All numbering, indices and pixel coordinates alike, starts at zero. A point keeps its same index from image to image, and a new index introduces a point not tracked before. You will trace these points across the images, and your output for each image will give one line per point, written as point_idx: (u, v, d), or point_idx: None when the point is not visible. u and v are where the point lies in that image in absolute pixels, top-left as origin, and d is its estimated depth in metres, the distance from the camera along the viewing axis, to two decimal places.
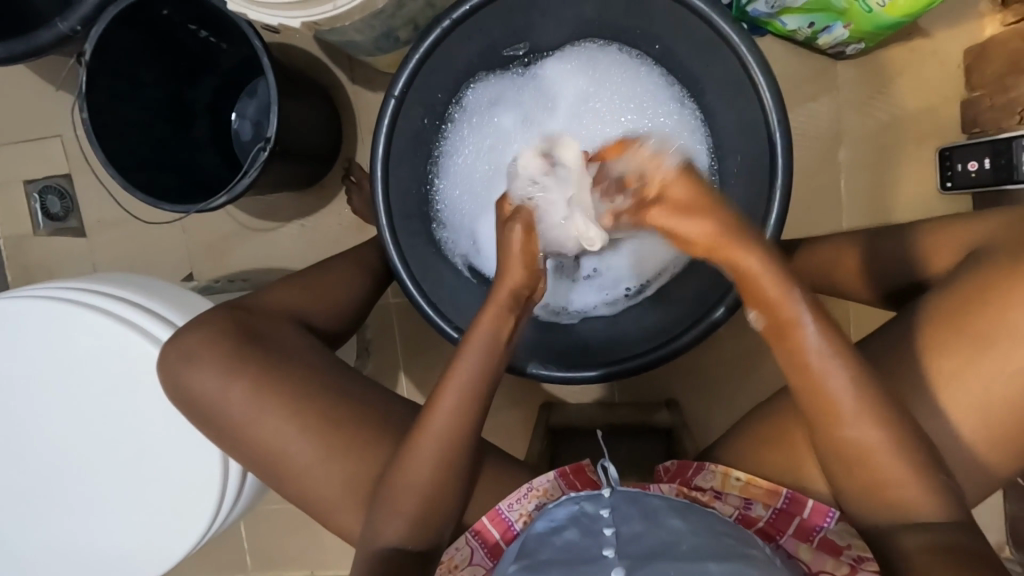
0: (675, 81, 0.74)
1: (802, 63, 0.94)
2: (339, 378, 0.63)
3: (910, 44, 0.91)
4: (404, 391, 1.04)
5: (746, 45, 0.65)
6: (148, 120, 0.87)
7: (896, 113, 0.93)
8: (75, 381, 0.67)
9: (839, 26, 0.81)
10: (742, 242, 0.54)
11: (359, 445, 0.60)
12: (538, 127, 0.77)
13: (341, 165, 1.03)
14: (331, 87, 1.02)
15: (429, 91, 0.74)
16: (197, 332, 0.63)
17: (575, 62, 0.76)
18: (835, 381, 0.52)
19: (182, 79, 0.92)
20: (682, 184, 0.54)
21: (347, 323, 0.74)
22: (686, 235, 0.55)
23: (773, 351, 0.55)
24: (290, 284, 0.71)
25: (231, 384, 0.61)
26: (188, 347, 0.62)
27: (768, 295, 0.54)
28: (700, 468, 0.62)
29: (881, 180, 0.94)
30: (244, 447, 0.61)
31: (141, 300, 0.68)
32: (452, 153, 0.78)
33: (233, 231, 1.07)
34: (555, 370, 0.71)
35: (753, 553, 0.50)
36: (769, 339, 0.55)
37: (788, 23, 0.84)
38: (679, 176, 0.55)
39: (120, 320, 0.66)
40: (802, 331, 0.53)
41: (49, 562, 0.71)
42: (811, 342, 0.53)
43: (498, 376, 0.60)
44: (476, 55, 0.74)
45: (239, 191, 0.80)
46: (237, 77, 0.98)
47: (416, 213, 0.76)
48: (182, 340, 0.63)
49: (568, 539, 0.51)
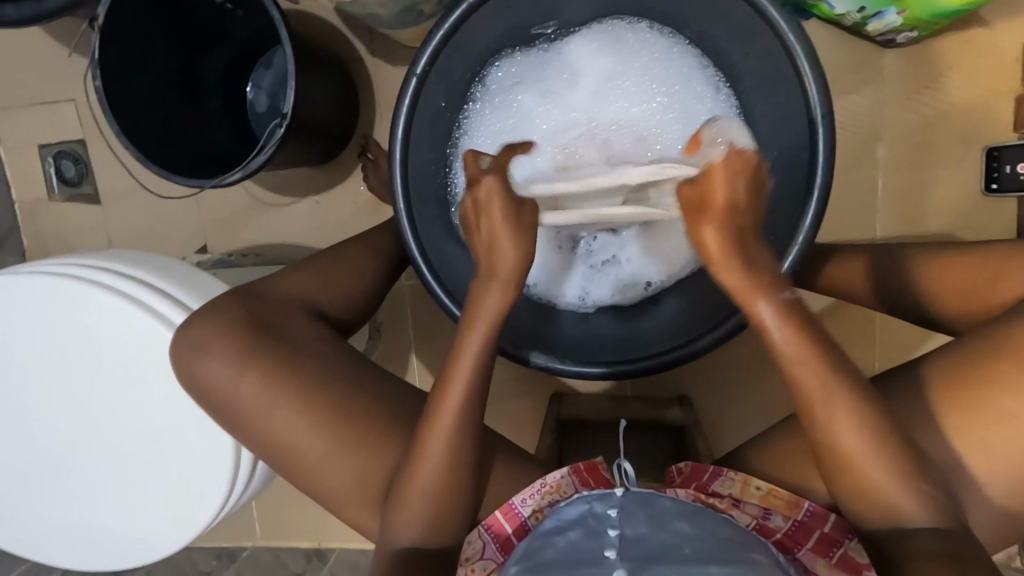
0: (709, 63, 0.71)
1: (847, 50, 0.88)
2: (353, 370, 0.62)
3: (967, 34, 0.85)
4: (415, 373, 1.04)
5: (789, 27, 0.63)
6: (161, 89, 0.84)
7: (944, 108, 0.87)
8: (90, 357, 0.67)
9: (891, 12, 0.75)
10: (732, 252, 0.52)
11: (371, 440, 0.59)
12: (563, 105, 0.75)
13: (358, 142, 1.01)
14: (351, 59, 0.99)
15: (453, 71, 0.73)
16: (208, 323, 0.62)
17: (601, 40, 0.73)
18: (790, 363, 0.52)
19: (196, 48, 0.88)
20: (722, 176, 0.53)
21: (360, 309, 0.72)
22: (698, 238, 0.53)
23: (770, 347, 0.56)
24: (302, 271, 0.70)
25: (241, 376, 0.60)
26: (199, 335, 0.61)
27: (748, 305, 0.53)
28: (718, 474, 0.61)
29: (922, 179, 0.89)
30: (256, 439, 0.61)
31: (154, 282, 0.67)
32: (471, 134, 0.76)
33: (248, 206, 1.05)
34: (570, 365, 0.71)
35: (756, 558, 0.49)
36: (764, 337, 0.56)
37: (836, 7, 0.78)
38: (720, 168, 0.53)
39: (130, 302, 0.65)
40: (758, 302, 0.52)
41: (65, 530, 0.73)
42: (763, 313, 0.52)
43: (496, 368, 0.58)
44: (503, 30, 0.73)
45: (254, 168, 0.77)
46: (253, 47, 0.95)
47: (434, 197, 0.75)
48: (192, 328, 0.62)
49: (570, 541, 0.51)
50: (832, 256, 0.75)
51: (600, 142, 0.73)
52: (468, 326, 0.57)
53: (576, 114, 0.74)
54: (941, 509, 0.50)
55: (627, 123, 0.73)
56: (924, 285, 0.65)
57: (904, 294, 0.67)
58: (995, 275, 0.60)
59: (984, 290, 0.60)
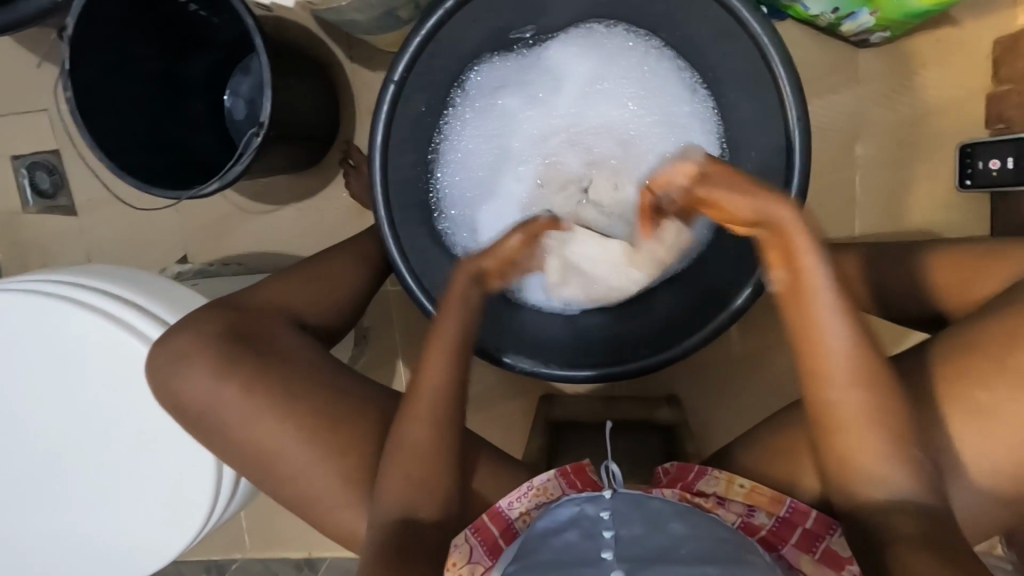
0: (685, 65, 0.71)
1: (823, 51, 0.89)
2: (337, 382, 0.62)
3: (938, 33, 0.86)
4: (403, 378, 1.04)
5: (764, 31, 0.65)
6: (135, 98, 0.82)
7: (919, 106, 0.89)
8: (68, 375, 0.66)
9: (864, 13, 0.76)
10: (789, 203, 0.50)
11: (357, 453, 0.59)
12: (543, 111, 0.75)
13: (339, 148, 1.00)
14: (330, 65, 0.98)
15: (432, 77, 0.73)
16: (187, 336, 0.61)
17: (581, 45, 0.73)
18: (825, 315, 0.51)
19: (172, 56, 0.87)
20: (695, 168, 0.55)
21: (344, 318, 0.72)
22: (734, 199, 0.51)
23: (785, 313, 0.53)
24: (283, 279, 0.69)
25: (223, 389, 0.59)
26: (179, 349, 0.61)
27: (795, 258, 0.51)
28: (703, 473, 0.61)
29: (899, 176, 0.90)
30: (240, 454, 0.60)
31: (129, 297, 0.66)
32: (451, 139, 0.76)
33: (230, 214, 1.04)
34: (555, 369, 0.72)
35: (754, 559, 0.50)
36: (784, 299, 0.53)
37: (810, 9, 0.79)
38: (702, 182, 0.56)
39: (107, 318, 0.64)
40: (814, 255, 0.50)
41: (46, 549, 0.71)
42: (811, 272, 0.50)
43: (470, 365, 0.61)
44: (482, 37, 0.72)
45: (232, 178, 0.76)
46: (229, 54, 0.94)
47: (416, 204, 0.75)
48: (171, 342, 0.61)
49: (567, 541, 0.51)
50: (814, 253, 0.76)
51: (581, 145, 0.74)
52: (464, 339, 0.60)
53: (557, 118, 0.75)
54: (924, 507, 0.50)
55: (608, 128, 0.74)
56: (903, 282, 0.66)
57: (884, 292, 0.68)
58: (974, 271, 0.61)
59: (959, 288, 0.62)
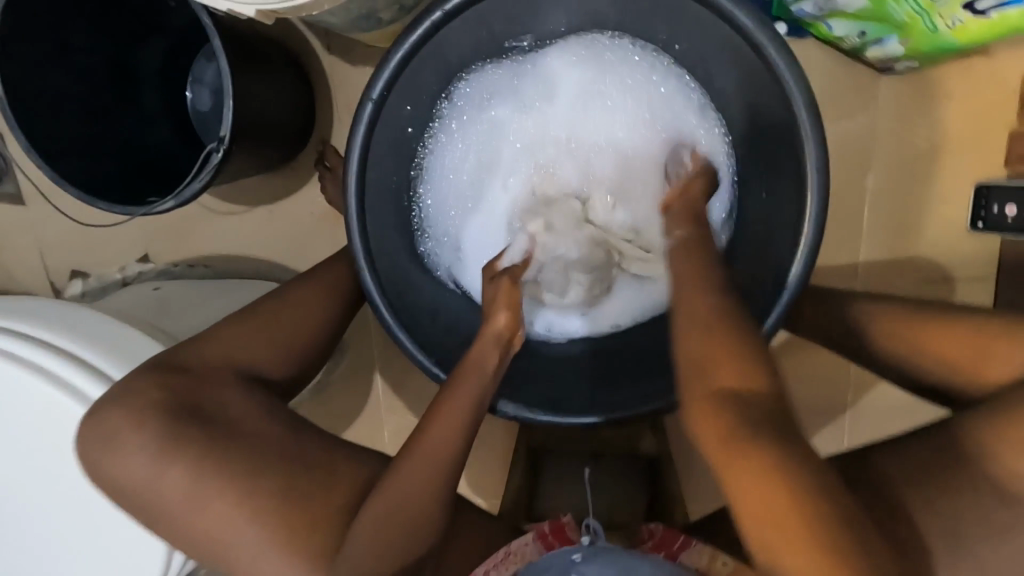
0: (695, 84, 0.66)
1: (843, 72, 0.83)
2: (296, 446, 0.57)
3: (966, 62, 0.81)
4: (380, 392, 0.99)
5: (782, 60, 0.56)
6: (79, 92, 0.73)
7: (937, 138, 0.83)
8: (5, 419, 0.60)
9: (892, 41, 0.70)
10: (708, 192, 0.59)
11: (314, 519, 0.54)
12: (538, 121, 0.70)
13: (315, 148, 0.92)
14: (308, 57, 0.89)
15: (415, 89, 0.65)
16: (120, 408, 0.57)
17: (581, 54, 0.67)
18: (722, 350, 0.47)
19: (123, 42, 0.77)
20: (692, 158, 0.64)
21: (311, 366, 0.66)
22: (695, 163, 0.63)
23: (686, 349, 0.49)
24: (240, 323, 0.64)
25: (164, 471, 0.55)
26: (110, 426, 0.56)
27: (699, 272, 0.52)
28: (687, 544, 0.59)
29: (910, 211, 0.86)
30: (187, 512, 0.55)
31: (64, 347, 0.60)
32: (437, 154, 0.70)
33: (194, 212, 0.96)
34: (539, 414, 0.65)
35: None
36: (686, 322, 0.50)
37: (835, 29, 0.72)
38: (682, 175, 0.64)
39: (41, 376, 0.59)
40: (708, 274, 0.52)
41: None
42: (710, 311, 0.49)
43: (475, 430, 0.57)
44: (473, 45, 0.65)
45: (189, 197, 0.68)
46: (190, 38, 0.84)
47: (396, 226, 0.69)
48: (102, 418, 0.57)
49: None
50: (833, 295, 0.70)
51: (579, 160, 0.70)
52: (462, 406, 0.56)
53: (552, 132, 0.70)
54: None
55: (607, 144, 0.69)
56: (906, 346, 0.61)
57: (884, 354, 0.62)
58: (982, 342, 0.56)
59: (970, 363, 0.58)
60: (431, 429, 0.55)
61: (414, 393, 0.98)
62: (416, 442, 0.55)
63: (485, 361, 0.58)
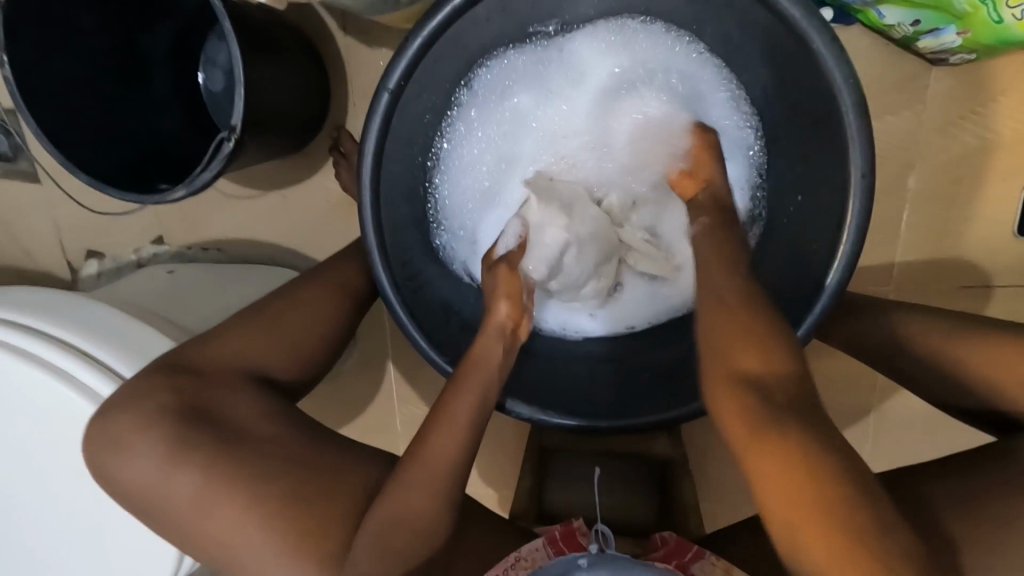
0: (732, 76, 0.61)
1: (890, 64, 0.78)
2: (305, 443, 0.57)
3: None
4: (393, 382, 0.98)
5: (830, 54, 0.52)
6: (89, 74, 0.71)
7: (988, 137, 0.78)
8: (22, 409, 0.60)
9: (950, 31, 0.64)
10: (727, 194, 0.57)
11: (323, 521, 0.53)
12: (561, 111, 0.66)
13: (330, 132, 0.89)
14: (323, 37, 0.85)
15: (434, 78, 0.62)
16: (127, 411, 0.57)
17: (610, 41, 0.63)
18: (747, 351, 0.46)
19: (133, 21, 0.75)
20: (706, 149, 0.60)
21: (320, 363, 0.65)
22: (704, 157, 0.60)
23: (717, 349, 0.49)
24: (248, 321, 0.63)
25: (173, 478, 0.55)
26: (116, 432, 0.56)
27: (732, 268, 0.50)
28: (700, 556, 0.57)
29: (953, 214, 0.81)
30: (198, 509, 0.55)
31: (75, 345, 0.60)
32: (455, 144, 0.67)
33: (208, 196, 0.94)
34: (553, 416, 0.64)
35: None
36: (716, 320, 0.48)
37: (886, 17, 0.67)
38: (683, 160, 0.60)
39: (51, 372, 0.59)
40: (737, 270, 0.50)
41: None
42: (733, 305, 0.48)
43: (480, 436, 0.56)
44: (495, 31, 0.62)
45: (200, 185, 0.67)
46: (201, 17, 0.81)
47: (411, 219, 0.66)
48: (110, 420, 0.57)
49: None
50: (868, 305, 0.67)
51: (603, 153, 0.66)
52: (467, 412, 0.55)
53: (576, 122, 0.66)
54: None
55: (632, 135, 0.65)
56: (947, 363, 0.58)
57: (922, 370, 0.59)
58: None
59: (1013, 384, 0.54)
60: (437, 435, 0.54)
61: (427, 384, 0.98)
62: (419, 446, 0.54)
63: (495, 364, 0.57)
